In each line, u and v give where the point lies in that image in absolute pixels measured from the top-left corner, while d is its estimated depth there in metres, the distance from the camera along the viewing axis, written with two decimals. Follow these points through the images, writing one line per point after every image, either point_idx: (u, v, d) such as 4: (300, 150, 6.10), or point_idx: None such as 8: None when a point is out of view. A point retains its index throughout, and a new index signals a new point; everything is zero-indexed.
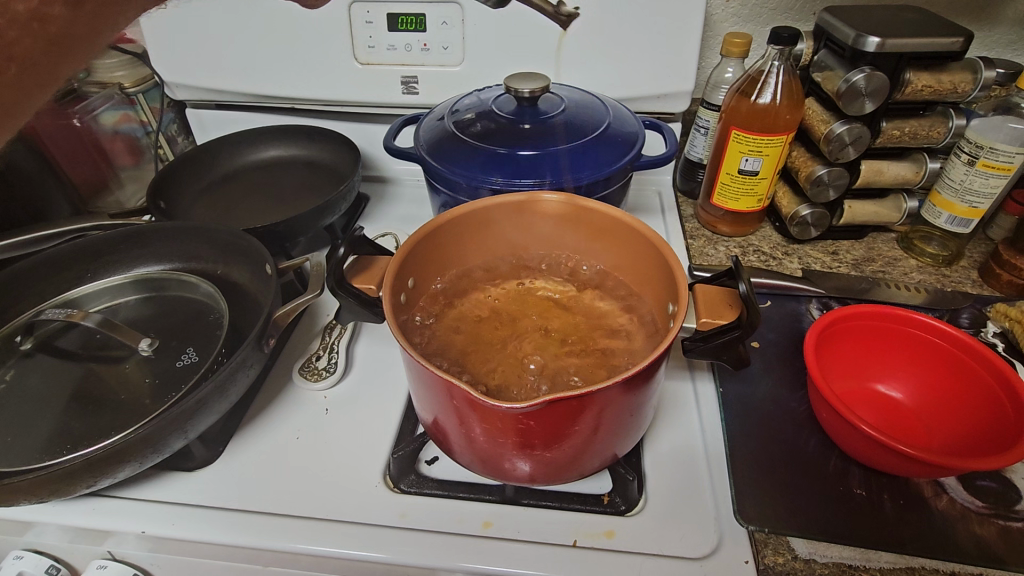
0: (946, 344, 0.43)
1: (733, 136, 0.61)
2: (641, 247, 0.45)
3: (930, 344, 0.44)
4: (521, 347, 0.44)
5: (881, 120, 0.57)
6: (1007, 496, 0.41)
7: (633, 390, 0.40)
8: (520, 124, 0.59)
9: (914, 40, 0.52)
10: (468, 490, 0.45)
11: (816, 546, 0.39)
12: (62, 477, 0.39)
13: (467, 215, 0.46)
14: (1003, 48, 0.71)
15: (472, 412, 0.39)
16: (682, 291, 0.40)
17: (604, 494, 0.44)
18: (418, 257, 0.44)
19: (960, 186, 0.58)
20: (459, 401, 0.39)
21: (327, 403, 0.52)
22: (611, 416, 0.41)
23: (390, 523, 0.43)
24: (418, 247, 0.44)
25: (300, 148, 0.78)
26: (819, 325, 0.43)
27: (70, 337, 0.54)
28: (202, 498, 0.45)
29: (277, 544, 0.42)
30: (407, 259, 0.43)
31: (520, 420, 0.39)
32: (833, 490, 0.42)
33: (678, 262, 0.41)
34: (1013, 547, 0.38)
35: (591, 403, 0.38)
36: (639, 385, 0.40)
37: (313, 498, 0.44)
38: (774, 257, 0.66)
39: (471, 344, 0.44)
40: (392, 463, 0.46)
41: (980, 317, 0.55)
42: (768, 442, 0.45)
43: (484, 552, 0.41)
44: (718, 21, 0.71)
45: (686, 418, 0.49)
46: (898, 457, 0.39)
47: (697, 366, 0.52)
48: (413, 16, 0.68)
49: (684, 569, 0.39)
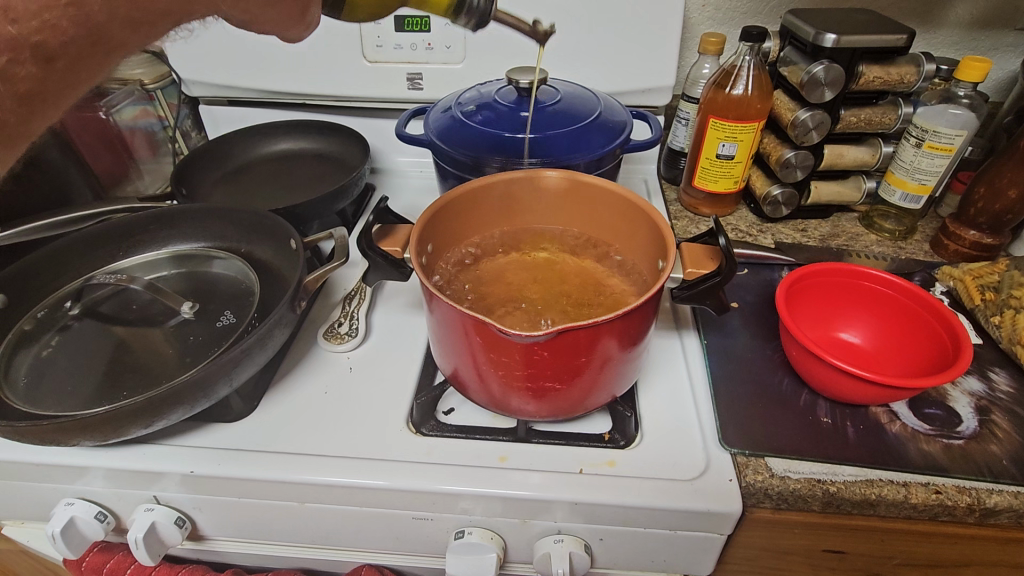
0: (894, 294, 0.50)
1: (711, 124, 0.68)
2: (633, 215, 0.51)
3: (881, 294, 0.50)
4: (531, 303, 0.50)
5: (840, 108, 0.64)
6: (950, 420, 0.47)
7: (629, 331, 0.46)
8: (520, 112, 0.65)
9: (864, 36, 0.59)
10: (484, 431, 0.50)
11: (789, 464, 0.45)
12: (124, 416, 0.44)
13: (478, 190, 0.52)
14: (947, 47, 0.79)
15: (491, 352, 0.45)
16: (670, 248, 0.46)
17: (605, 433, 0.50)
18: (437, 225, 0.50)
19: (910, 166, 0.66)
20: (479, 344, 0.44)
21: (350, 362, 0.57)
22: (610, 355, 0.47)
23: (416, 460, 0.48)
24: (437, 217, 0.49)
25: (309, 142, 0.84)
26: (790, 279, 0.49)
27: (114, 303, 0.59)
28: (242, 443, 0.49)
29: (315, 478, 0.47)
30: (428, 226, 0.48)
31: (533, 355, 0.44)
32: (803, 420, 0.48)
33: (666, 224, 0.48)
34: (955, 459, 0.45)
35: (594, 339, 0.44)
36: (633, 326, 0.46)
37: (345, 441, 0.49)
38: (750, 234, 0.73)
39: (488, 301, 0.50)
40: (414, 409, 0.52)
41: (930, 279, 0.62)
42: (747, 384, 0.51)
43: (502, 479, 0.46)
44: (694, 23, 0.79)
45: (675, 368, 0.55)
46: (860, 385, 0.46)
47: (684, 325, 0.59)
48: (420, 18, 0.74)
49: (676, 488, 0.45)
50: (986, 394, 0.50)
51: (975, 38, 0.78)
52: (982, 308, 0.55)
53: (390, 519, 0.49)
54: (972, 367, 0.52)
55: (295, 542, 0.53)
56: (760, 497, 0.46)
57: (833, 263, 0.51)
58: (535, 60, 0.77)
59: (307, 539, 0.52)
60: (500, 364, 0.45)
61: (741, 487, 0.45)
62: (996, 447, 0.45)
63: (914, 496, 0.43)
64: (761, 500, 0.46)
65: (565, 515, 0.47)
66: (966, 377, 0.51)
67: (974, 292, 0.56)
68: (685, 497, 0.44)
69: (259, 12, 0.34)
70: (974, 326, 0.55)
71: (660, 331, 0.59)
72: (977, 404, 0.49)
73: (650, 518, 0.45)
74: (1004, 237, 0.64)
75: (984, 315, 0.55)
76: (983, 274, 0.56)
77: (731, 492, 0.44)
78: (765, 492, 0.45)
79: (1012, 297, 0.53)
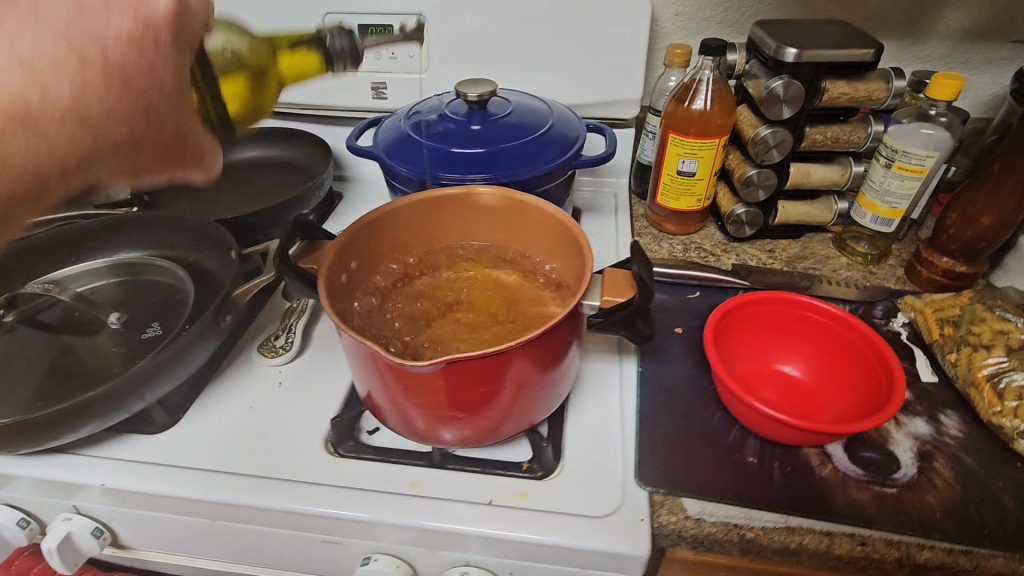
0: (834, 327, 0.47)
1: (671, 139, 0.66)
2: (561, 234, 0.49)
3: (820, 327, 0.47)
4: (451, 322, 0.48)
5: (804, 125, 0.61)
6: (887, 465, 0.44)
7: (544, 356, 0.44)
8: (469, 125, 0.64)
9: (827, 50, 0.56)
10: (401, 455, 0.49)
11: (705, 506, 0.43)
12: (32, 429, 0.44)
13: (405, 207, 0.51)
14: (936, 61, 0.75)
15: (398, 377, 0.43)
16: (587, 272, 0.44)
17: (524, 462, 0.48)
18: (360, 243, 0.49)
19: (880, 187, 0.62)
20: (383, 369, 0.43)
21: (281, 377, 0.56)
22: (526, 380, 0.45)
23: (326, 482, 0.47)
24: (359, 235, 0.49)
25: (277, 149, 0.84)
26: (721, 310, 0.47)
27: (52, 311, 0.59)
28: (158, 458, 0.49)
29: (224, 498, 0.46)
30: (347, 244, 0.47)
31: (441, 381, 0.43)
32: (729, 458, 0.45)
33: (588, 246, 0.46)
34: (884, 509, 0.42)
35: (502, 365, 0.43)
36: (548, 350, 0.44)
37: (259, 459, 0.49)
38: (713, 254, 0.70)
39: (408, 322, 0.48)
40: (333, 429, 0.51)
41: (893, 308, 0.58)
42: (677, 416, 0.49)
43: (408, 507, 0.45)
44: (666, 33, 0.76)
45: (608, 395, 0.53)
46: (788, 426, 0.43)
47: (625, 349, 0.57)
48: (382, 27, 0.74)
49: (586, 525, 0.43)
50: (931, 437, 0.46)
51: (965, 51, 0.74)
52: (940, 343, 0.51)
53: (301, 541, 0.48)
54: (922, 407, 0.49)
55: (214, 557, 0.53)
56: (675, 539, 0.43)
57: (771, 293, 0.49)
58: (499, 70, 0.75)
59: (226, 556, 0.52)
60: (407, 389, 0.44)
61: (653, 528, 0.43)
62: (932, 497, 0.42)
63: (836, 547, 0.41)
64: (677, 542, 0.44)
65: (473, 547, 0.45)
66: (912, 418, 0.48)
67: (933, 327, 0.53)
68: (592, 536, 0.42)
69: (139, 159, 0.31)
70: (930, 362, 0.52)
71: (598, 355, 0.57)
72: (920, 449, 0.46)
73: (558, 555, 0.43)
74: (978, 267, 0.61)
75: (941, 351, 0.51)
76: (945, 307, 0.53)
77: (641, 532, 0.42)
78: (679, 534, 0.43)
79: (971, 333, 0.50)
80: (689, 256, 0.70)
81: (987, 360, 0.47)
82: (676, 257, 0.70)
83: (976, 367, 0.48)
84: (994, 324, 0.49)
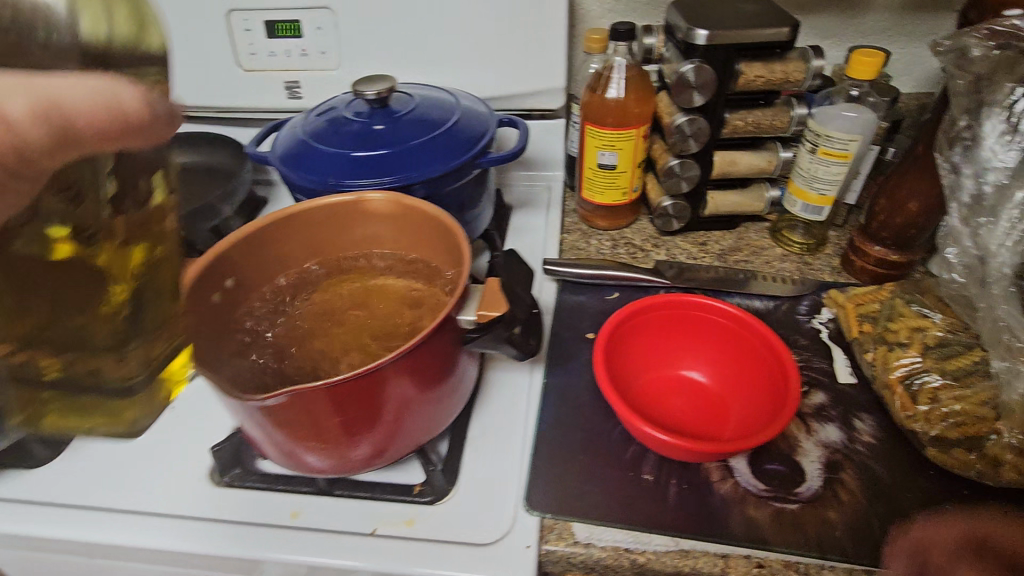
0: (730, 328, 0.45)
1: (589, 131, 0.62)
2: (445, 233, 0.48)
3: (718, 328, 0.45)
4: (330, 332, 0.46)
5: (722, 111, 0.57)
6: (791, 478, 0.41)
7: (423, 373, 0.41)
8: (368, 125, 0.60)
9: (737, 31, 0.52)
10: (286, 482, 0.46)
11: (594, 530, 0.40)
12: None
13: (287, 219, 0.49)
14: (878, 35, 0.71)
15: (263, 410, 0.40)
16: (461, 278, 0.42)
17: (416, 485, 0.45)
18: (235, 259, 0.47)
19: (807, 174, 0.59)
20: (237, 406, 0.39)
21: (173, 401, 0.53)
22: (407, 400, 0.42)
23: (207, 517, 0.44)
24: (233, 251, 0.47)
25: (198, 155, 0.80)
26: (613, 320, 0.44)
27: None
28: (31, 495, 0.46)
29: (94, 537, 0.44)
30: (217, 261, 0.45)
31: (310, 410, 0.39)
32: (625, 477, 0.43)
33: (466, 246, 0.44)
34: (782, 528, 0.39)
35: (375, 385, 0.39)
36: (427, 365, 0.41)
37: (137, 493, 0.46)
38: (643, 249, 0.67)
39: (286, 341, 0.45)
40: (217, 456, 0.47)
41: (819, 303, 0.55)
42: (577, 431, 0.46)
43: (286, 542, 0.42)
44: (592, 18, 0.72)
45: (512, 407, 0.49)
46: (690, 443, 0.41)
47: (534, 358, 0.53)
48: (290, 23, 0.70)
49: (469, 556, 0.40)
50: (842, 446, 0.43)
51: (907, 24, 0.70)
52: (859, 340, 0.49)
53: None
54: (837, 412, 0.46)
55: None
56: (566, 565, 0.41)
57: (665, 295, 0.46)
58: (416, 63, 0.71)
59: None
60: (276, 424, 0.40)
61: (541, 555, 0.40)
62: (835, 513, 0.39)
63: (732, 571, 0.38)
64: (569, 568, 0.41)
65: None
66: (825, 425, 0.45)
67: (853, 322, 0.49)
68: (475, 566, 0.40)
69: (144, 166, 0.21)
70: (851, 362, 0.49)
71: (506, 364, 0.53)
72: (829, 458, 0.43)
73: None
74: (912, 255, 0.57)
75: (859, 350, 0.48)
76: (865, 303, 0.50)
77: (527, 560, 0.40)
78: (568, 561, 0.40)
79: (889, 330, 0.47)
80: (617, 253, 0.66)
81: (902, 357, 0.45)
82: (603, 255, 0.66)
83: (890, 365, 0.45)
84: (911, 321, 0.46)
